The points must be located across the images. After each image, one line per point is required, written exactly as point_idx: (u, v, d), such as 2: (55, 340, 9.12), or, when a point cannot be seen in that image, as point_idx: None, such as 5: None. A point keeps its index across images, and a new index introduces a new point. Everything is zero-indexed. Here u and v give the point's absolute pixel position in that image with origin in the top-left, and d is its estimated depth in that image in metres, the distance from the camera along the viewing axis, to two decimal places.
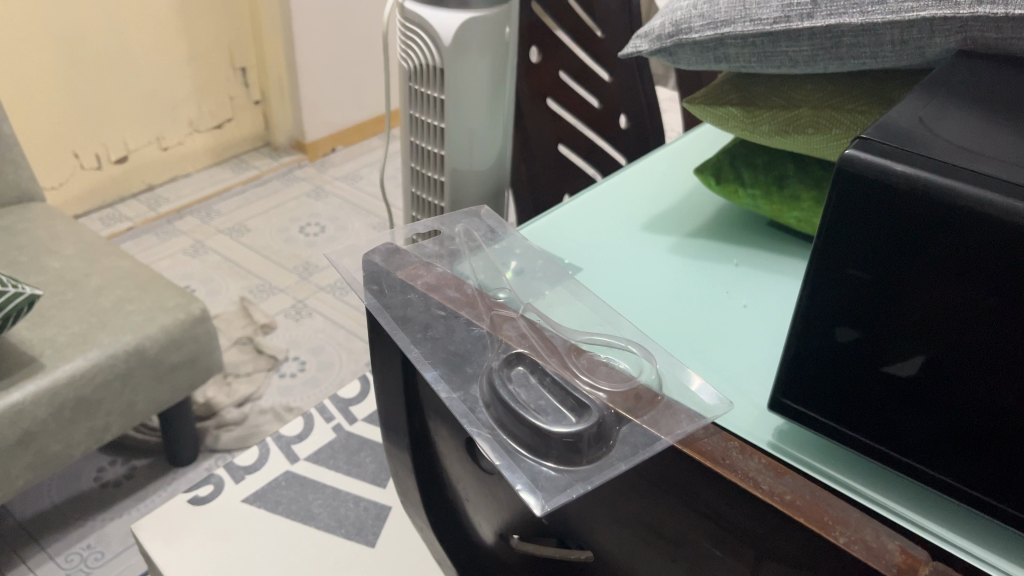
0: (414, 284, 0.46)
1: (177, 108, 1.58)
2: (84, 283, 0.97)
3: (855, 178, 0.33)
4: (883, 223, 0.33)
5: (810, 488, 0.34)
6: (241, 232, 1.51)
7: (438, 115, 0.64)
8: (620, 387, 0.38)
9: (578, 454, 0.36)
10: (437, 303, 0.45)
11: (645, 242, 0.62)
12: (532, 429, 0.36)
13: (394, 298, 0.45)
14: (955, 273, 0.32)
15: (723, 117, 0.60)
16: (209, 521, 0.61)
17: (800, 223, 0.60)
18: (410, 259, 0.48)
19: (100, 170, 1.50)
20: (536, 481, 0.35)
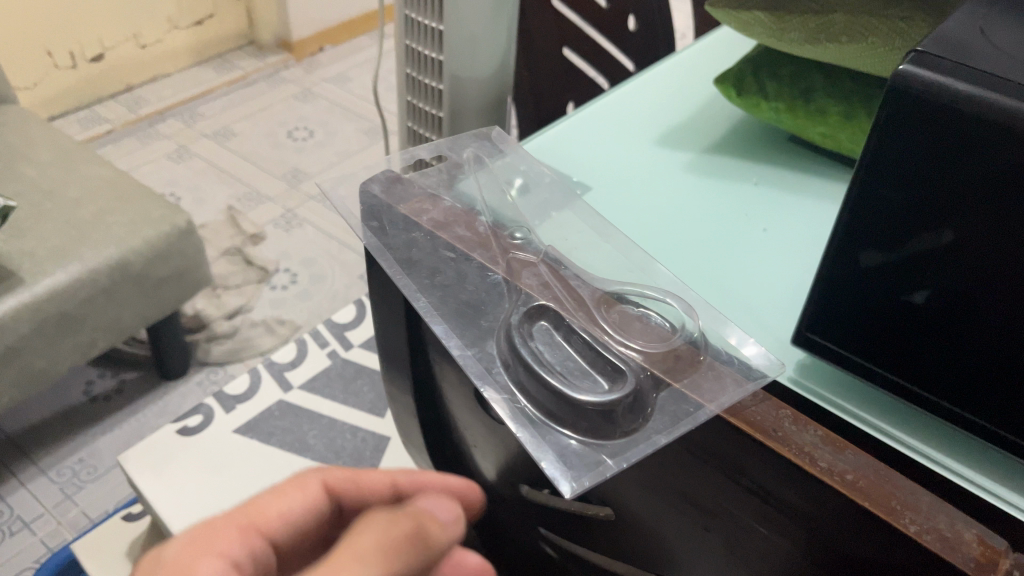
0: (420, 221, 0.42)
1: (155, 3, 1.47)
2: (63, 193, 0.92)
3: (906, 91, 0.29)
4: (930, 144, 0.29)
5: (874, 467, 0.30)
6: (227, 136, 1.45)
7: (437, 18, 0.59)
8: (656, 346, 0.36)
9: (610, 425, 0.33)
10: (447, 245, 0.42)
11: (659, 158, 0.59)
12: (559, 397, 0.33)
13: (396, 237, 0.41)
14: (1003, 202, 0.28)
15: (750, 23, 0.55)
16: (200, 454, 0.58)
17: (824, 138, 0.56)
18: (414, 191, 0.44)
19: (76, 70, 1.42)
20: (564, 458, 0.32)
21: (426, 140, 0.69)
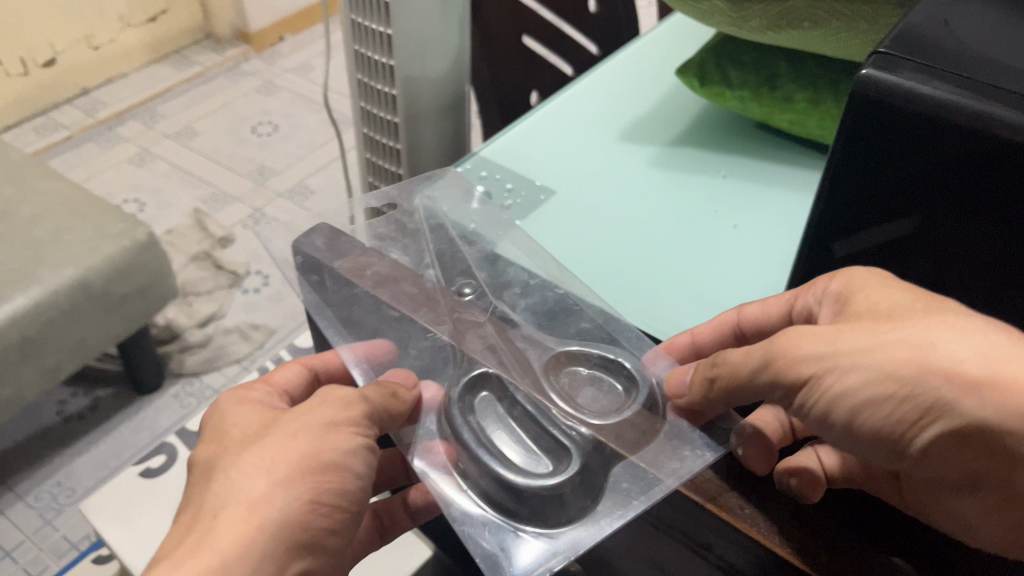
0: (361, 279, 0.46)
1: (105, 1, 1.43)
2: (16, 213, 0.88)
3: (874, 101, 0.31)
4: (893, 149, 0.32)
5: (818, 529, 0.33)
6: (189, 136, 1.41)
7: (384, 21, 0.56)
8: (607, 416, 0.38)
9: (561, 510, 0.34)
10: (390, 303, 0.46)
11: (624, 154, 0.57)
12: (501, 486, 0.35)
13: (339, 296, 0.46)
14: (961, 198, 0.31)
15: (708, 11, 0.52)
16: (165, 493, 0.58)
17: (793, 125, 0.55)
18: (355, 245, 0.48)
19: (28, 77, 1.37)
20: (506, 552, 0.34)
21: (384, 146, 0.67)
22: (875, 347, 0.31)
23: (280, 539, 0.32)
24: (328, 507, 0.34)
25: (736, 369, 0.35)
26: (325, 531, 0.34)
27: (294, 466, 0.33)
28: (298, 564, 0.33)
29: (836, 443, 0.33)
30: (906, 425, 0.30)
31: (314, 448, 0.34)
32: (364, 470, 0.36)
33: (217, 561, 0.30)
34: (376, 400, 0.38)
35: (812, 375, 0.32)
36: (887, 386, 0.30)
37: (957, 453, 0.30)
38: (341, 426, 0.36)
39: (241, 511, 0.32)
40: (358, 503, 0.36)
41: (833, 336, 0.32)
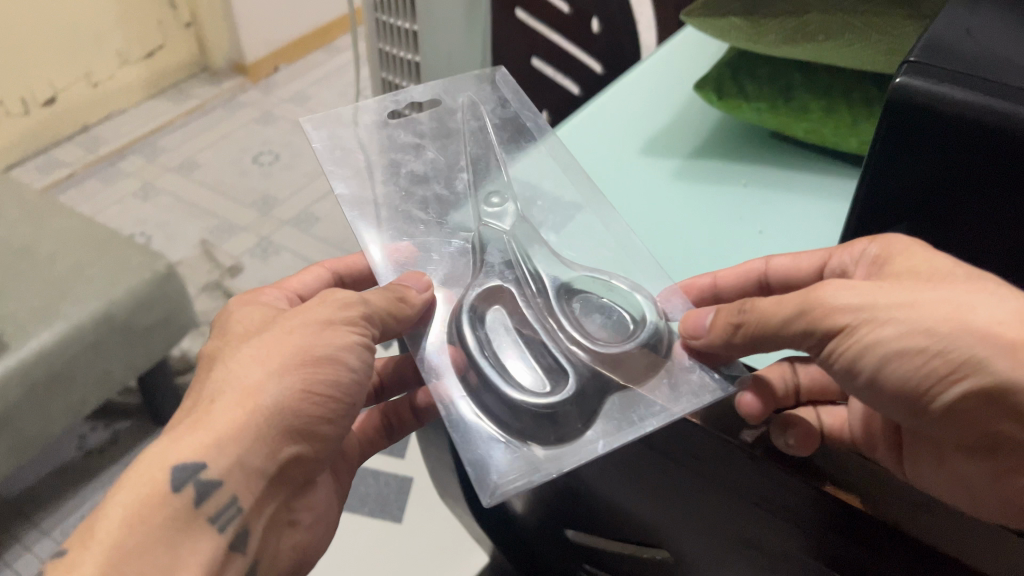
0: (395, 168, 0.50)
1: (103, 39, 1.44)
2: (37, 250, 0.89)
3: (904, 104, 0.35)
4: (926, 143, 0.35)
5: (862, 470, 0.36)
6: (191, 169, 1.43)
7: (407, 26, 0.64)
8: (623, 342, 0.42)
9: (574, 419, 0.39)
10: (418, 197, 0.49)
11: (648, 166, 0.60)
12: (506, 403, 0.39)
13: (374, 174, 0.49)
14: (989, 183, 0.35)
15: (726, 29, 0.55)
16: None
17: (808, 134, 0.57)
18: (397, 134, 0.51)
19: (29, 116, 1.38)
20: (499, 463, 0.37)
21: None
22: (909, 305, 0.33)
23: (272, 425, 0.36)
24: (321, 396, 0.38)
25: (769, 315, 0.37)
26: (319, 418, 0.38)
27: (290, 357, 0.37)
28: (291, 446, 0.37)
29: (862, 397, 0.36)
30: (934, 381, 0.33)
31: (309, 343, 0.38)
32: (356, 365, 0.40)
33: (211, 441, 0.35)
34: (385, 305, 0.40)
35: (850, 325, 0.34)
36: (920, 342, 0.33)
37: (984, 414, 0.32)
38: (341, 328, 0.39)
39: (236, 399, 0.36)
40: (351, 396, 0.40)
41: (874, 291, 0.34)
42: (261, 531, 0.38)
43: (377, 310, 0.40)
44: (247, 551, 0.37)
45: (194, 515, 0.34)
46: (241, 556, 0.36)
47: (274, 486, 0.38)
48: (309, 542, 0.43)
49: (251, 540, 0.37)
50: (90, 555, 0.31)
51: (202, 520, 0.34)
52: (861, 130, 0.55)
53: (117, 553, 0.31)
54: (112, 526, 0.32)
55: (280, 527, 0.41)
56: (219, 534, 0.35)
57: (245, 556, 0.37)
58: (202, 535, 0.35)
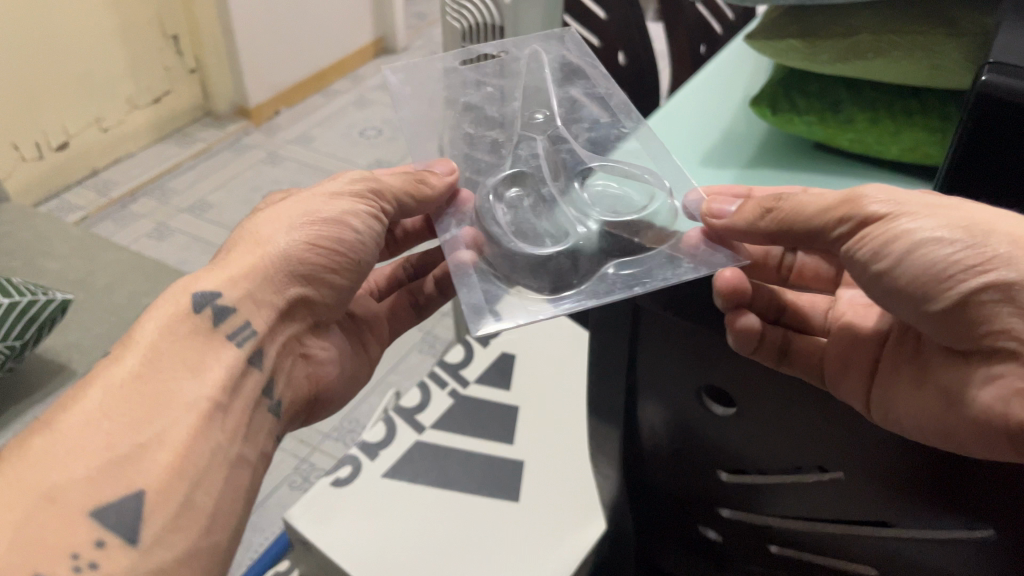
0: (459, 95, 0.59)
1: (113, 85, 1.48)
2: (92, 280, 0.92)
3: (991, 98, 0.43)
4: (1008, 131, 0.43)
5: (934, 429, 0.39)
6: (204, 209, 1.45)
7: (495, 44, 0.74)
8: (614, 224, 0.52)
9: (573, 274, 0.49)
10: (470, 121, 0.58)
11: (713, 174, 0.66)
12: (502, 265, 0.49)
13: (431, 88, 0.59)
14: None
15: (783, 50, 0.62)
16: (356, 500, 0.62)
17: (853, 143, 0.64)
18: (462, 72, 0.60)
19: (43, 161, 1.40)
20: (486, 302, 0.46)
21: None
22: (942, 207, 0.38)
23: (278, 267, 0.47)
24: (325, 250, 0.48)
25: (806, 207, 0.42)
26: (322, 267, 0.49)
27: (298, 219, 0.49)
28: (297, 287, 0.48)
29: (880, 295, 0.40)
30: (961, 270, 0.36)
31: (316, 208, 0.49)
32: (360, 229, 0.50)
33: (230, 277, 0.46)
34: (399, 186, 0.51)
35: (888, 214, 0.39)
36: (956, 234, 0.36)
37: (991, 311, 0.35)
38: (353, 200, 0.50)
39: (251, 248, 0.48)
40: (355, 254, 0.50)
41: (916, 198, 0.39)
42: (277, 354, 0.48)
43: (388, 188, 0.51)
44: (262, 368, 0.46)
45: (213, 330, 0.44)
46: (258, 372, 0.46)
47: (289, 318, 0.49)
48: (322, 376, 0.54)
49: (266, 360, 0.47)
50: (132, 352, 0.41)
51: (221, 336, 0.44)
52: (900, 140, 0.62)
53: (153, 352, 0.42)
54: (149, 334, 0.42)
55: (296, 356, 0.51)
56: (238, 349, 0.45)
57: (261, 372, 0.46)
58: (223, 349, 0.44)
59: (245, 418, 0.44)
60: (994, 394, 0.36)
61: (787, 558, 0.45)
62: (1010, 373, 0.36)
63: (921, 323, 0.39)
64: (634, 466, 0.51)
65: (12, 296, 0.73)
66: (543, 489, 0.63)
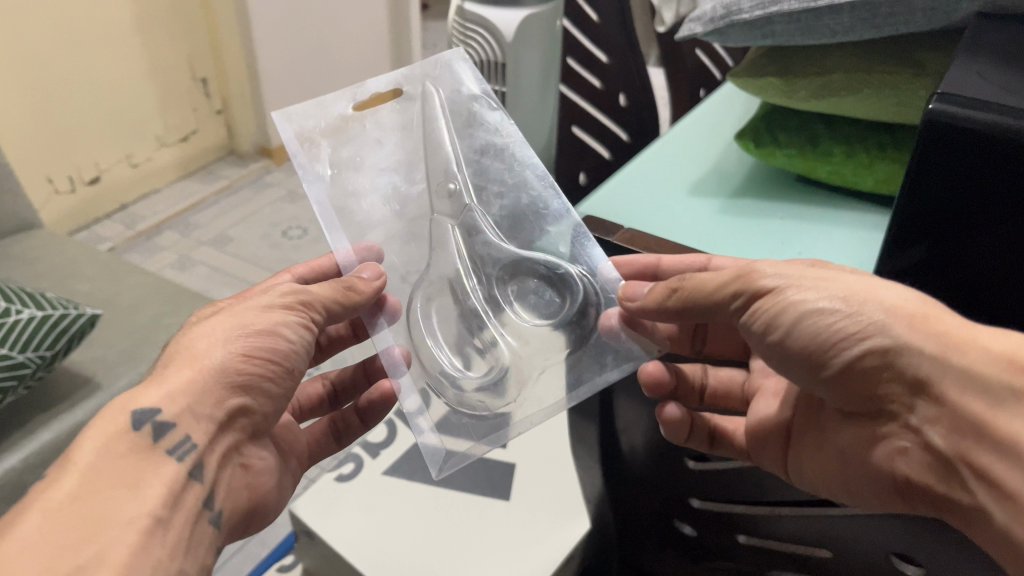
0: (361, 162, 0.59)
1: (143, 124, 1.56)
2: (117, 302, 0.97)
3: (934, 125, 0.45)
4: (952, 156, 0.46)
5: (846, 461, 0.43)
6: (224, 242, 1.50)
7: (499, 82, 0.81)
8: (540, 323, 0.55)
9: (512, 387, 0.52)
10: (385, 195, 0.59)
11: (697, 205, 0.70)
12: (454, 396, 0.52)
13: (336, 157, 0.58)
14: (1004, 186, 0.44)
15: (763, 86, 0.68)
16: (354, 493, 0.67)
17: (832, 175, 0.68)
18: (360, 132, 0.60)
19: (74, 194, 1.47)
20: (452, 438, 0.50)
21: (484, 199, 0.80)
22: (826, 280, 0.41)
23: (214, 379, 0.45)
24: (263, 359, 0.47)
25: (706, 286, 0.45)
26: (260, 376, 0.47)
27: (232, 332, 0.47)
28: (235, 398, 0.46)
29: (779, 364, 0.43)
30: (844, 338, 0.39)
31: (249, 320, 0.48)
32: (293, 337, 0.49)
33: (168, 393, 0.44)
34: (328, 295, 0.51)
35: (777, 286, 0.42)
36: (838, 304, 0.39)
37: (875, 375, 0.39)
38: (284, 310, 0.49)
39: (186, 363, 0.45)
40: (289, 361, 0.49)
41: (804, 274, 0.42)
42: (218, 464, 0.46)
43: (317, 298, 0.50)
44: (204, 481, 0.44)
45: (152, 447, 0.42)
46: (199, 485, 0.44)
47: (228, 429, 0.47)
48: (260, 486, 0.51)
49: (208, 473, 0.45)
50: (70, 473, 0.39)
51: (161, 452, 0.42)
52: (875, 172, 0.66)
53: (90, 472, 0.39)
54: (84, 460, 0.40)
55: (234, 467, 0.49)
56: (178, 463, 0.43)
57: (202, 485, 0.44)
58: (164, 465, 0.42)
59: (187, 533, 0.42)
60: (889, 451, 0.40)
61: (752, 546, 0.51)
62: (894, 432, 0.40)
63: (816, 388, 0.43)
64: (617, 468, 0.59)
65: (44, 308, 0.78)
66: (532, 486, 0.67)
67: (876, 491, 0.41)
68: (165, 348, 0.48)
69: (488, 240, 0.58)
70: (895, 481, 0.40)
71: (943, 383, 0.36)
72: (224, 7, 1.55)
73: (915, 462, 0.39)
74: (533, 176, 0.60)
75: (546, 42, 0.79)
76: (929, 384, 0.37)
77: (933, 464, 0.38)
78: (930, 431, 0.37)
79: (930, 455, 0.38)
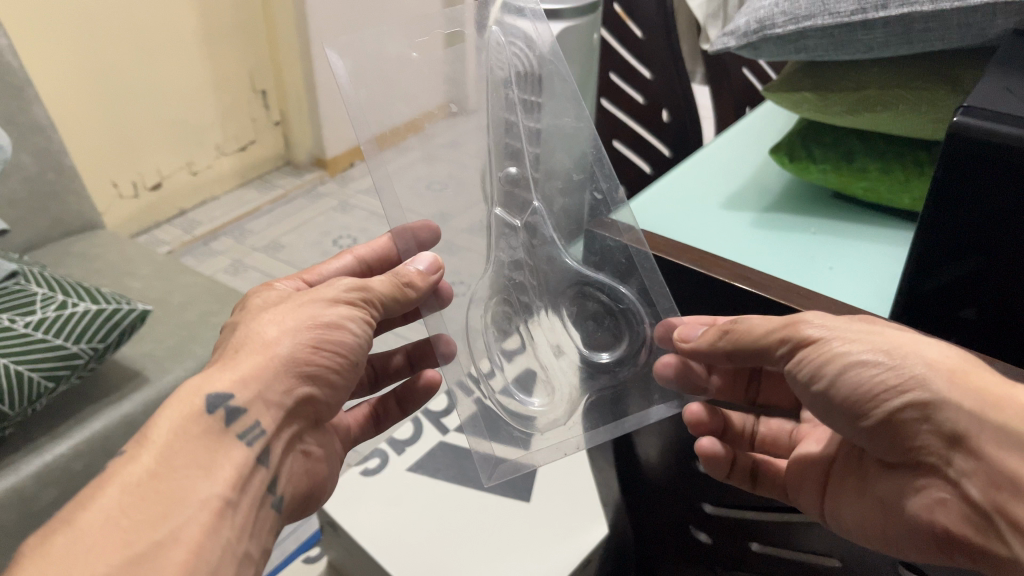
0: (413, 130, 0.57)
1: (205, 134, 1.62)
2: (169, 300, 1.01)
3: (956, 144, 0.43)
4: (978, 175, 0.43)
5: (886, 510, 0.43)
6: (277, 249, 1.54)
7: None
8: (595, 348, 0.59)
9: (562, 412, 0.57)
10: (440, 177, 0.59)
11: (731, 218, 0.71)
12: (507, 413, 0.56)
13: (392, 116, 0.56)
14: None
15: (798, 101, 0.68)
16: (380, 488, 0.72)
17: (866, 191, 0.68)
18: (414, 88, 0.57)
19: (138, 199, 1.53)
20: (500, 454, 0.54)
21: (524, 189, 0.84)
22: (870, 331, 0.42)
23: (285, 368, 0.47)
24: (330, 351, 0.49)
25: (755, 329, 0.46)
26: (325, 368, 0.49)
27: (300, 323, 0.48)
28: (303, 387, 0.48)
29: (820, 409, 0.44)
30: (884, 389, 0.40)
31: (315, 314, 0.49)
32: (357, 331, 0.50)
33: (240, 377, 0.45)
34: (388, 292, 0.52)
35: (823, 338, 0.42)
36: (879, 356, 0.40)
37: (914, 428, 0.39)
38: (348, 306, 0.51)
39: (256, 351, 0.47)
40: (354, 355, 0.51)
41: (852, 325, 0.43)
42: (282, 452, 0.48)
43: (377, 293, 0.52)
44: (270, 466, 0.46)
45: (225, 430, 0.44)
46: (265, 469, 0.46)
47: (294, 417, 0.49)
48: (318, 473, 0.54)
49: (273, 459, 0.47)
50: (148, 451, 0.40)
51: (232, 436, 0.44)
52: (910, 190, 0.66)
53: (168, 450, 0.41)
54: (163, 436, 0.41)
55: (296, 454, 0.51)
56: (248, 448, 0.44)
57: (268, 470, 0.46)
58: (234, 448, 0.44)
59: (253, 516, 0.43)
60: (923, 503, 0.40)
61: (764, 555, 0.54)
62: (932, 483, 0.40)
63: (858, 438, 0.43)
64: (629, 478, 0.63)
65: (99, 302, 0.82)
66: (548, 489, 0.72)
67: (920, 542, 0.41)
68: (229, 338, 0.50)
69: (552, 256, 0.60)
70: (934, 531, 0.40)
71: (980, 439, 0.37)
72: (284, 21, 1.61)
73: (953, 513, 0.38)
74: (599, 172, 0.58)
75: (579, 50, 0.86)
76: (965, 437, 0.37)
77: (970, 515, 0.38)
78: (968, 484, 0.37)
79: (967, 507, 0.37)
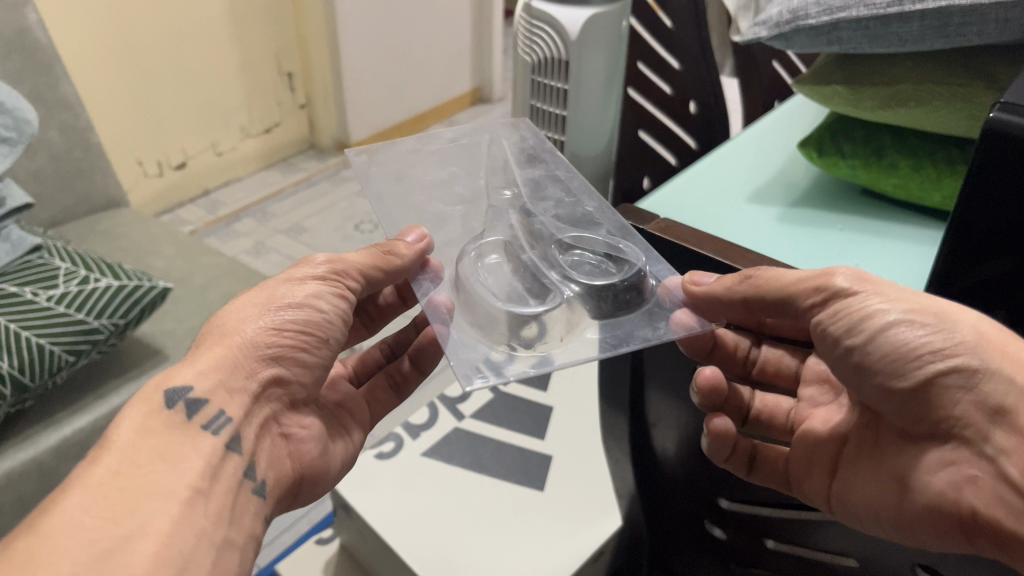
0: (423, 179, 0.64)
1: (231, 115, 1.63)
2: (191, 280, 1.01)
3: (996, 135, 0.41)
4: (1016, 168, 0.41)
5: (904, 489, 0.43)
6: (299, 232, 1.54)
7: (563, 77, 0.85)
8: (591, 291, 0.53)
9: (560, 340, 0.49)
10: (444, 202, 0.62)
11: (756, 212, 0.70)
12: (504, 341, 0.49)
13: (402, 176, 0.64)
14: None
15: (829, 93, 0.67)
16: (392, 472, 0.72)
17: (897, 188, 0.67)
18: (425, 161, 0.66)
19: (162, 178, 1.54)
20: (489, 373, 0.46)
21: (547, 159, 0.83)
22: (912, 293, 0.42)
23: (246, 355, 0.47)
24: (294, 331, 0.49)
25: (781, 278, 0.47)
26: (292, 346, 0.49)
27: (267, 306, 0.49)
28: (269, 369, 0.48)
29: (850, 376, 0.44)
30: (929, 351, 0.39)
31: (283, 294, 0.50)
32: (328, 308, 0.50)
33: (200, 370, 0.46)
34: (369, 261, 0.53)
35: (857, 291, 0.43)
36: (930, 321, 0.39)
37: (952, 396, 0.38)
38: (320, 282, 0.51)
39: (217, 341, 0.48)
40: (325, 331, 0.50)
41: (902, 288, 0.42)
42: (256, 435, 0.47)
43: (353, 266, 0.52)
44: (242, 452, 0.46)
45: (187, 424, 0.44)
46: (237, 456, 0.45)
47: (266, 400, 0.49)
48: (303, 458, 0.52)
49: (245, 444, 0.46)
50: (108, 455, 0.40)
51: (196, 428, 0.44)
52: (942, 186, 0.64)
53: (128, 453, 0.40)
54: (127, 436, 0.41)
55: (274, 437, 0.50)
56: (213, 437, 0.44)
57: (240, 458, 0.45)
58: (199, 440, 0.44)
59: (229, 504, 0.43)
60: (949, 479, 0.39)
61: (778, 553, 0.54)
62: (962, 459, 0.39)
63: (883, 403, 0.43)
64: (646, 471, 0.62)
65: (121, 279, 0.82)
66: (564, 480, 0.72)
67: (944, 524, 0.40)
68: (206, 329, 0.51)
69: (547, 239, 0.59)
70: (959, 511, 0.39)
71: None
72: (313, 5, 1.60)
73: (983, 492, 0.37)
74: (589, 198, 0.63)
75: (607, 40, 0.83)
76: (1009, 411, 0.37)
77: (1002, 495, 0.37)
78: (1006, 462, 0.36)
79: (1001, 485, 0.37)
